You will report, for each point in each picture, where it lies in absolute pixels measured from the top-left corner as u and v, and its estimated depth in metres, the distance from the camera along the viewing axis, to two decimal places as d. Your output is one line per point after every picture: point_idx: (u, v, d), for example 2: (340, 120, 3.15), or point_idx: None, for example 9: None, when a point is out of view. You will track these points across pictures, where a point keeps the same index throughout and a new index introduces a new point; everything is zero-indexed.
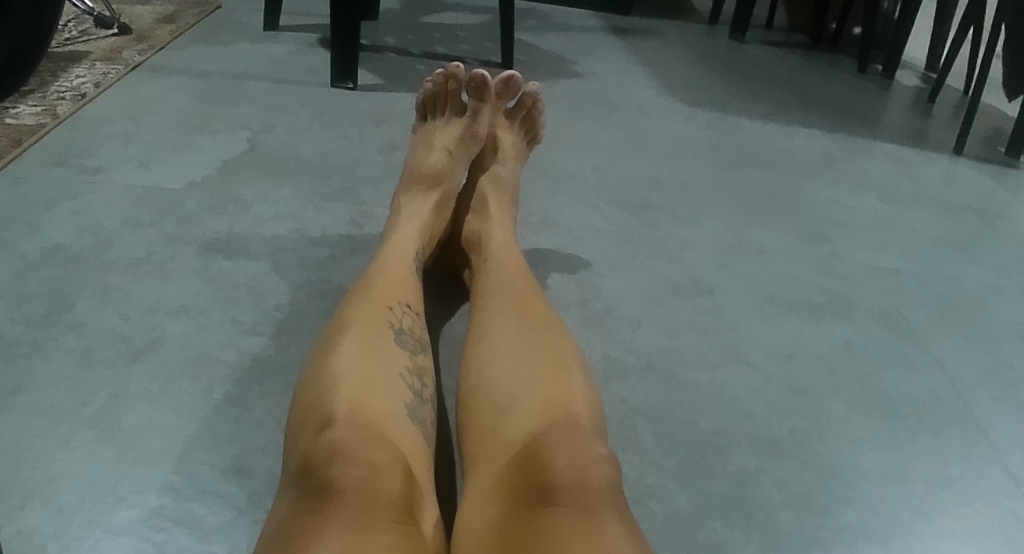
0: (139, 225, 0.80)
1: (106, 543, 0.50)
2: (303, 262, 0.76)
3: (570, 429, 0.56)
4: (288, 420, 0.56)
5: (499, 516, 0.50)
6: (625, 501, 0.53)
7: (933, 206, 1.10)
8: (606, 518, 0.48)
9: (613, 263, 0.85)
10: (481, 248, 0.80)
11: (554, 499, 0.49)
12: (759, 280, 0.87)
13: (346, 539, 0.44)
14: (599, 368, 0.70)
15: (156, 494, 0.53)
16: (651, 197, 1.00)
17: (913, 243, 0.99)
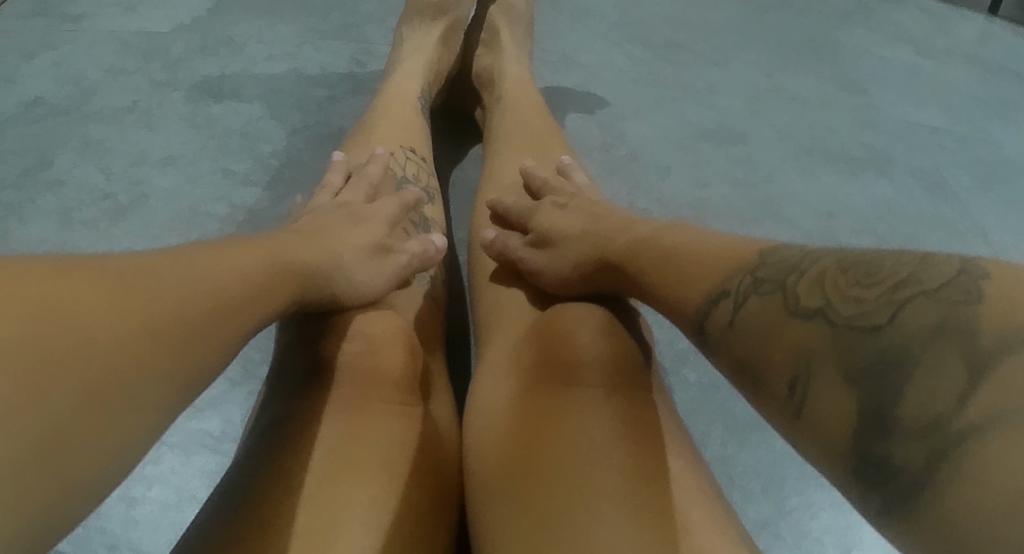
0: (123, 72, 0.76)
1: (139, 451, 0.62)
2: (301, 107, 0.73)
3: (587, 301, 0.56)
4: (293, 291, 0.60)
5: (519, 388, 0.52)
6: (646, 364, 0.55)
7: (997, 46, 0.97)
8: (619, 397, 0.50)
9: (638, 106, 0.79)
10: (493, 87, 0.74)
11: (578, 375, 0.51)
12: (794, 128, 0.80)
13: (345, 428, 0.50)
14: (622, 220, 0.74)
15: None
16: (683, 32, 0.89)
17: (962, 93, 0.88)
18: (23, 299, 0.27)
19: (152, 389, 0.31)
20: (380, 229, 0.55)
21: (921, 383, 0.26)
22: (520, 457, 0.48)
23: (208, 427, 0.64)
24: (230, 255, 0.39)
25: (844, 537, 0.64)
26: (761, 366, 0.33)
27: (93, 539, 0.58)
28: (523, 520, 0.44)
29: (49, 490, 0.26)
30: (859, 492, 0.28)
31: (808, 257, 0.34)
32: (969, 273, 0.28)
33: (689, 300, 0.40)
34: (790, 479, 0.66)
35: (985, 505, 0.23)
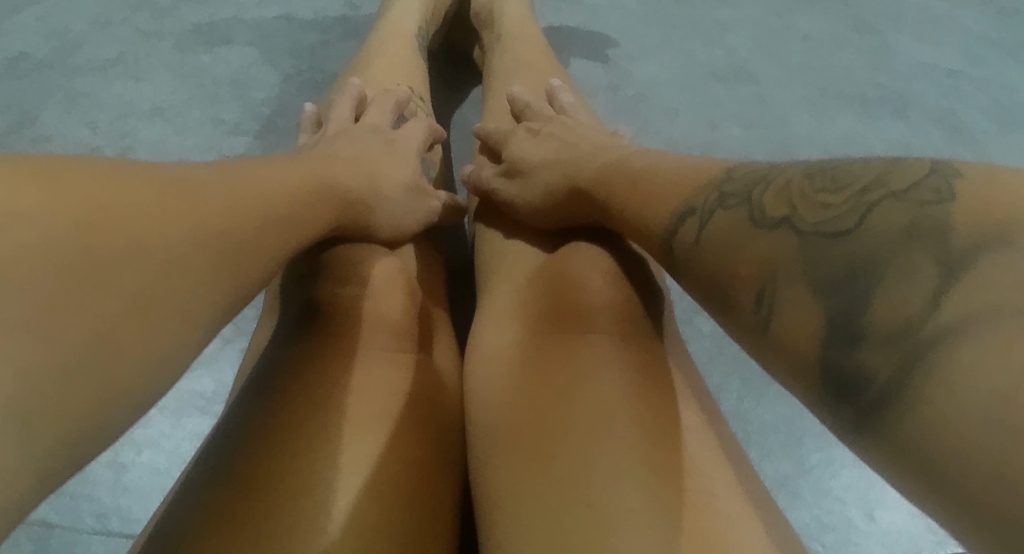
0: (109, 23, 0.73)
1: None
2: (293, 53, 0.72)
3: (599, 242, 0.55)
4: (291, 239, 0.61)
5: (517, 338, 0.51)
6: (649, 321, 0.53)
7: None
8: (643, 342, 0.49)
9: (645, 44, 0.76)
10: (492, 27, 0.72)
11: (589, 318, 0.50)
12: (810, 67, 0.77)
13: (340, 377, 0.49)
14: None
15: None
16: None
17: (975, 35, 0.83)
18: (79, 211, 0.28)
19: (199, 302, 0.31)
20: (414, 165, 0.58)
21: (891, 287, 0.26)
22: (518, 406, 0.47)
23: (200, 388, 0.63)
24: (273, 170, 0.41)
25: (867, 496, 0.63)
26: (728, 282, 0.33)
27: (82, 508, 0.58)
28: (527, 470, 0.43)
29: (99, 393, 0.27)
30: (831, 410, 0.27)
31: (774, 169, 0.35)
32: (940, 173, 0.28)
33: (656, 222, 0.41)
34: (810, 434, 0.65)
35: (970, 405, 0.22)
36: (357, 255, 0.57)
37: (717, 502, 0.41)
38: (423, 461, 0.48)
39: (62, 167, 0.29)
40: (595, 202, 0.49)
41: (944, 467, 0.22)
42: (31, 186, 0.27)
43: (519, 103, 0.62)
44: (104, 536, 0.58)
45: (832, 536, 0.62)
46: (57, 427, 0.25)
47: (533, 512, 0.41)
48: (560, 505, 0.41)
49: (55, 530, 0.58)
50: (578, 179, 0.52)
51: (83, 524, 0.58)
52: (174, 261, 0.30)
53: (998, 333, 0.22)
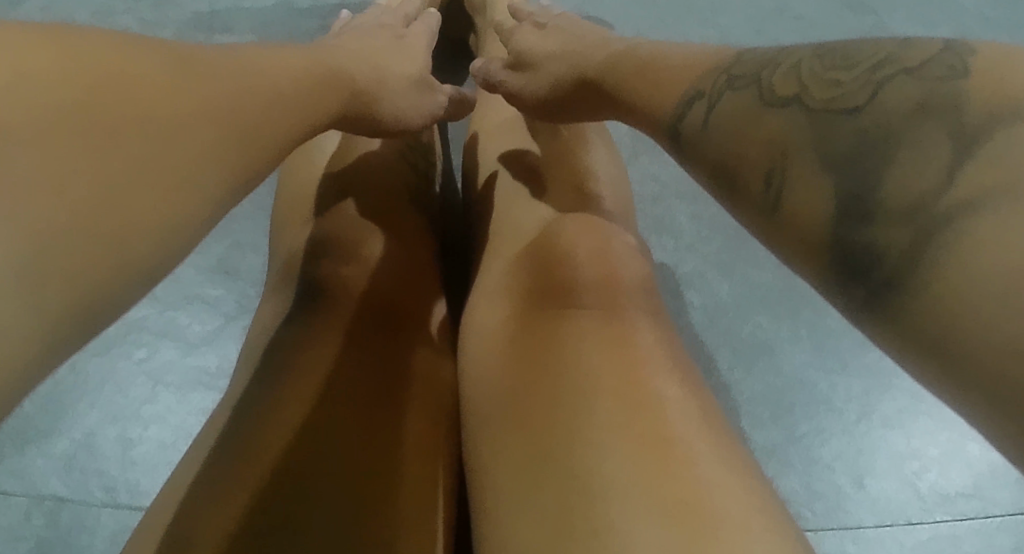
0: (112, 12, 0.74)
1: (126, 385, 0.62)
2: (294, 38, 0.73)
3: (588, 220, 0.57)
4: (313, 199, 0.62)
5: (511, 310, 0.52)
6: (643, 286, 0.54)
7: None
8: (633, 314, 0.50)
9: (639, 28, 0.78)
10: (489, 11, 0.75)
11: (574, 293, 0.50)
12: (802, 47, 0.79)
13: (344, 348, 0.50)
14: (628, 144, 0.75)
15: (167, 347, 0.64)
16: None
17: (974, 15, 0.82)
18: (89, 75, 0.30)
19: (206, 178, 0.33)
20: (418, 61, 0.60)
21: (906, 159, 0.27)
22: (519, 371, 0.47)
23: (204, 364, 0.63)
24: (274, 58, 0.43)
25: (856, 464, 0.64)
26: (737, 164, 0.34)
27: (92, 482, 0.59)
28: (524, 429, 0.44)
29: (113, 251, 0.28)
30: (843, 291, 0.28)
31: (783, 51, 0.36)
32: (952, 51, 0.28)
33: (667, 106, 0.42)
34: (796, 404, 0.66)
35: (983, 277, 0.23)
36: (350, 239, 0.58)
37: (699, 471, 0.39)
38: (433, 430, 0.49)
39: (72, 36, 0.30)
40: (606, 88, 0.50)
41: (952, 349, 0.23)
42: (43, 45, 0.28)
43: (524, 12, 0.65)
44: (113, 508, 0.58)
45: (821, 503, 0.62)
46: (72, 285, 0.26)
47: (529, 476, 0.41)
48: (555, 463, 0.41)
49: (65, 504, 0.58)
50: (582, 65, 0.54)
51: (94, 497, 0.58)
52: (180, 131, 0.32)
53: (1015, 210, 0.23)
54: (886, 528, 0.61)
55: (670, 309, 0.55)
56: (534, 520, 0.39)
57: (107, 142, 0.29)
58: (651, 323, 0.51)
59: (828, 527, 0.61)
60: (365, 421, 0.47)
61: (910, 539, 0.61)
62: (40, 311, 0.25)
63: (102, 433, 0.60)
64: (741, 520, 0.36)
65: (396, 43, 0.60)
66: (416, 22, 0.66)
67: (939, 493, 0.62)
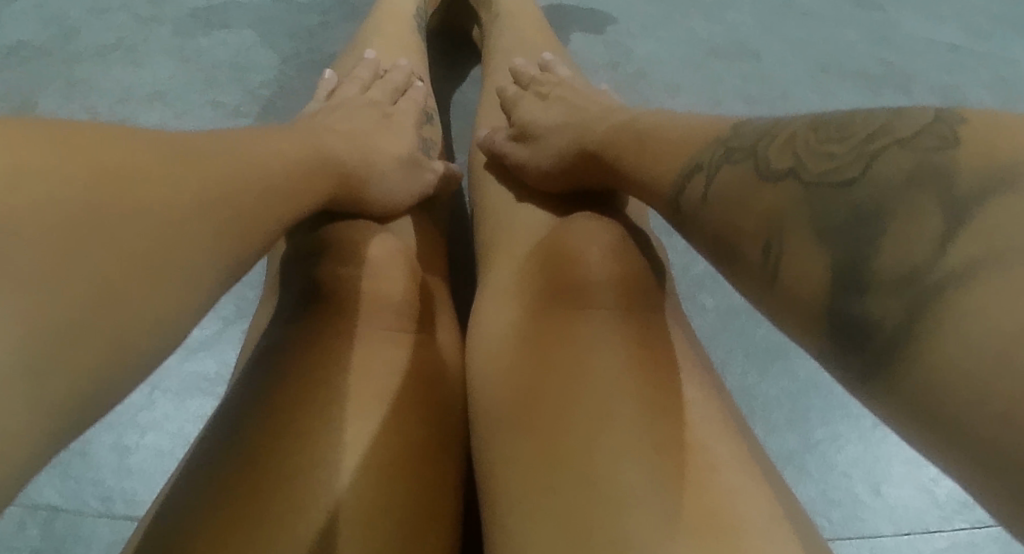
0: (107, 9, 0.72)
1: None
2: (292, 36, 0.72)
3: (590, 224, 0.55)
4: None
5: (521, 314, 0.51)
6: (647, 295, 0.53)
7: None
8: (644, 322, 0.49)
9: (645, 23, 0.77)
10: (491, 7, 0.73)
11: (596, 294, 0.49)
12: (811, 42, 0.77)
13: (345, 358, 0.49)
14: None
15: None
16: None
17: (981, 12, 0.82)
18: (85, 170, 0.29)
19: (208, 256, 0.33)
20: (407, 140, 0.58)
21: (899, 232, 0.26)
22: (522, 385, 0.46)
23: (202, 370, 0.63)
24: (271, 140, 0.42)
25: (873, 471, 0.63)
26: (735, 238, 0.33)
27: (86, 491, 0.58)
28: (529, 439, 0.43)
29: (109, 350, 0.28)
30: (841, 364, 0.27)
31: (780, 122, 0.35)
32: (944, 122, 0.28)
33: (667, 178, 0.41)
34: (815, 409, 0.65)
35: (983, 343, 0.22)
36: (350, 239, 0.57)
37: (721, 476, 0.39)
38: (432, 444, 0.48)
39: (67, 130, 0.30)
40: (607, 151, 0.48)
41: (952, 414, 0.22)
42: (36, 143, 0.28)
43: (525, 77, 0.64)
44: (109, 518, 0.58)
45: (838, 512, 0.62)
46: (68, 388, 0.26)
47: (536, 494, 0.40)
48: (563, 479, 0.40)
49: (60, 513, 0.58)
50: (585, 136, 0.53)
51: (89, 506, 0.58)
52: (179, 221, 0.31)
53: (1011, 276, 0.22)
54: (904, 537, 0.61)
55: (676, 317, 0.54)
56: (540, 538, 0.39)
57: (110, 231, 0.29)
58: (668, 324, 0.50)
59: (846, 536, 0.61)
60: (366, 433, 0.46)
61: (929, 548, 0.60)
62: (41, 413, 0.25)
63: (98, 441, 0.60)
64: (761, 528, 0.37)
65: (385, 122, 0.58)
66: (407, 94, 0.63)
67: (957, 500, 0.62)
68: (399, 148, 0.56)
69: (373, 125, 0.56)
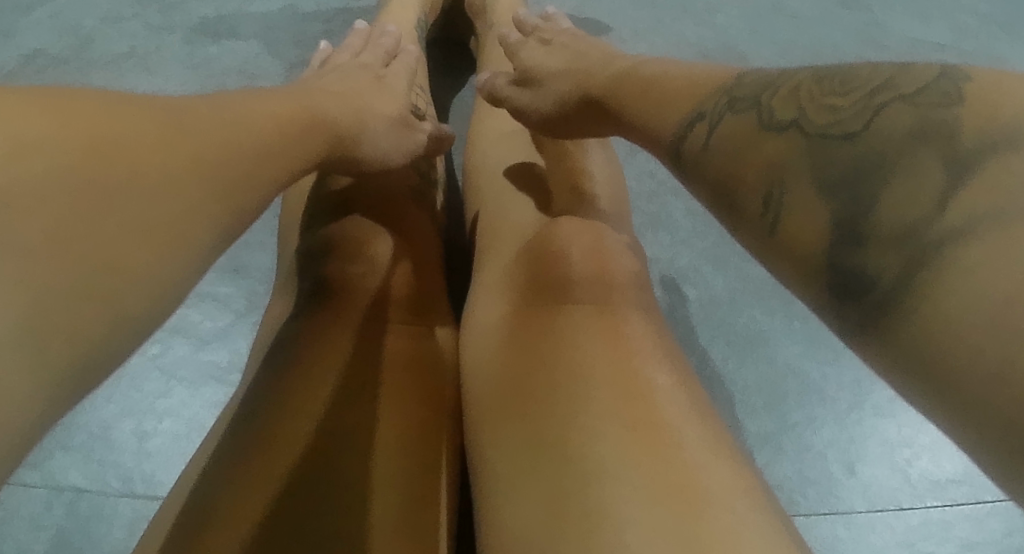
0: (120, 18, 0.75)
1: (141, 378, 0.63)
2: (298, 43, 0.75)
3: (588, 224, 0.58)
4: (309, 204, 0.63)
5: (508, 309, 0.53)
6: (636, 282, 0.55)
7: None
8: (629, 312, 0.51)
9: (637, 30, 0.79)
10: (489, 15, 0.76)
11: (573, 291, 0.51)
12: (798, 46, 0.80)
13: (355, 348, 0.51)
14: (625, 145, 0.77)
15: (179, 343, 0.64)
16: None
17: (969, 10, 0.83)
18: (82, 141, 0.30)
19: (201, 230, 0.34)
20: (400, 101, 0.60)
21: (899, 183, 0.28)
22: (518, 366, 0.48)
23: (216, 359, 0.64)
24: (262, 104, 0.43)
25: (848, 451, 0.65)
26: (735, 183, 0.35)
27: (109, 473, 0.59)
28: (517, 423, 0.45)
29: (112, 314, 0.29)
30: (835, 309, 0.29)
31: (783, 74, 0.37)
32: (948, 77, 0.30)
33: (669, 122, 0.43)
34: (791, 395, 0.67)
35: (983, 302, 0.23)
36: (356, 239, 0.59)
37: (687, 451, 0.40)
38: (436, 428, 0.50)
39: (64, 101, 0.31)
40: (607, 98, 0.51)
41: (950, 375, 0.24)
42: (33, 112, 0.29)
43: (529, 25, 0.67)
44: (131, 497, 0.59)
45: (813, 489, 0.63)
46: (74, 348, 0.27)
47: (524, 470, 0.42)
48: (551, 453, 0.41)
49: (84, 494, 0.58)
50: (588, 84, 0.55)
51: (111, 487, 0.59)
52: (171, 187, 0.33)
53: (1005, 236, 0.24)
54: (877, 513, 0.62)
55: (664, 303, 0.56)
56: (523, 518, 0.40)
57: (102, 202, 0.30)
58: (642, 318, 0.51)
59: (820, 512, 0.62)
60: (376, 418, 0.47)
61: (901, 524, 0.62)
62: (46, 372, 0.26)
63: (118, 426, 0.61)
64: (726, 499, 0.38)
65: (377, 84, 0.60)
66: (398, 58, 0.66)
67: (929, 480, 0.63)
68: (390, 110, 0.58)
69: (366, 86, 0.58)
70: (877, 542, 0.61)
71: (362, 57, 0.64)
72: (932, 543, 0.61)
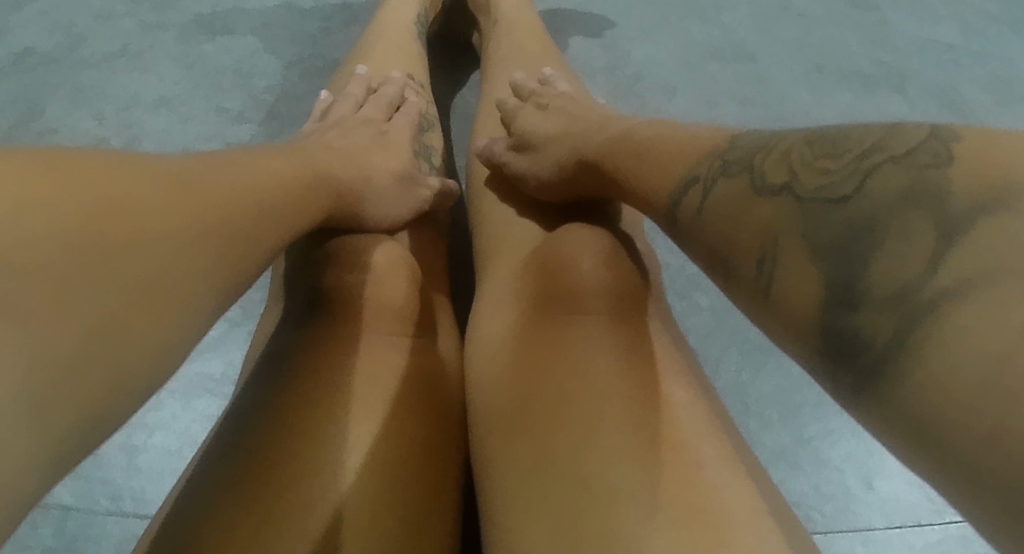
0: (112, 15, 0.74)
1: None
2: (295, 41, 0.73)
3: (588, 233, 0.56)
4: None
5: (519, 318, 0.52)
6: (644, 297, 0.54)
7: None
8: (639, 329, 0.50)
9: (642, 26, 0.78)
10: (490, 12, 0.74)
11: (583, 304, 0.50)
12: (807, 44, 0.78)
13: (350, 362, 0.50)
14: None
15: None
16: None
17: (975, 8, 0.82)
18: (80, 197, 0.30)
19: (202, 288, 0.34)
20: (404, 157, 0.59)
21: (892, 248, 0.27)
22: (519, 389, 0.47)
23: (209, 370, 0.65)
24: (268, 160, 0.43)
25: (866, 466, 0.65)
26: (728, 252, 0.34)
27: (97, 490, 0.60)
28: (524, 440, 0.45)
29: (111, 379, 0.29)
30: (829, 373, 0.29)
31: (777, 137, 0.36)
32: (938, 137, 0.29)
33: (663, 190, 0.42)
34: (808, 405, 0.67)
35: (971, 367, 0.23)
36: (354, 245, 0.58)
37: (708, 473, 0.40)
38: (432, 446, 0.50)
39: (66, 161, 0.31)
40: (606, 161, 0.49)
41: (944, 440, 0.23)
42: (33, 172, 0.29)
43: (525, 88, 0.64)
44: (118, 517, 0.59)
45: (830, 506, 0.63)
46: (69, 416, 0.27)
47: (535, 496, 0.42)
48: (555, 481, 0.41)
49: (71, 512, 0.59)
50: (585, 147, 0.54)
51: (99, 505, 0.60)
52: (178, 249, 0.32)
53: (996, 297, 0.23)
54: (895, 529, 0.62)
55: (665, 321, 0.55)
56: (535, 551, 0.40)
57: (100, 259, 0.29)
58: (659, 328, 0.52)
59: (837, 529, 0.62)
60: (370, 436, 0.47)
61: (920, 541, 0.62)
62: (39, 441, 0.26)
63: (107, 442, 0.62)
64: (749, 523, 0.38)
65: (380, 138, 0.58)
66: (401, 109, 0.63)
67: None
68: (392, 164, 0.56)
69: (369, 142, 0.56)
70: None
71: (364, 111, 0.61)
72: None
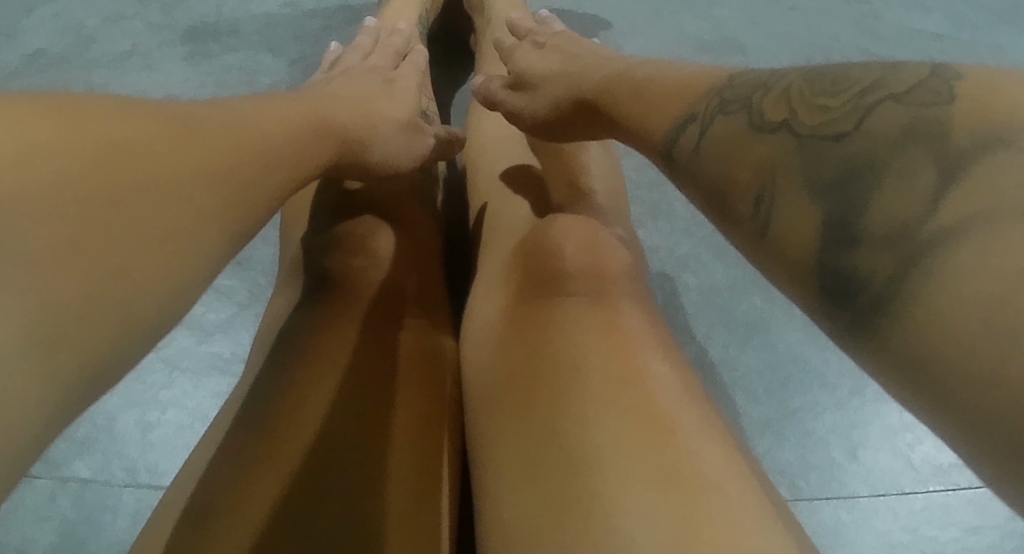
0: (122, 17, 0.76)
1: (145, 372, 0.65)
2: (298, 39, 0.76)
3: (584, 224, 0.58)
4: (315, 203, 0.63)
5: (508, 301, 0.54)
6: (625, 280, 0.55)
7: None
8: (623, 304, 0.51)
9: (634, 21, 0.80)
10: (487, 10, 0.77)
11: (561, 285, 0.52)
12: (796, 36, 0.80)
13: (356, 340, 0.51)
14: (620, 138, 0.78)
15: (184, 334, 0.66)
16: None
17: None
18: (88, 142, 0.31)
19: (210, 235, 0.35)
20: (407, 104, 0.61)
21: (891, 186, 0.28)
22: (511, 363, 0.48)
23: (218, 350, 0.66)
24: (272, 106, 0.45)
25: (850, 437, 0.65)
26: (726, 186, 0.36)
27: (114, 463, 0.61)
28: (517, 417, 0.45)
29: (117, 325, 0.30)
30: (828, 314, 0.30)
31: (774, 76, 0.37)
32: (939, 77, 0.30)
33: (659, 129, 0.43)
34: (794, 380, 0.68)
35: (974, 293, 0.24)
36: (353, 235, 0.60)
37: (696, 443, 0.40)
38: (438, 420, 0.50)
39: (78, 112, 0.32)
40: (607, 104, 0.51)
41: (938, 368, 0.24)
42: (42, 119, 0.30)
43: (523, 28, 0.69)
44: (135, 487, 0.60)
45: (815, 475, 0.64)
46: (82, 359, 0.28)
47: (524, 469, 0.42)
48: (554, 456, 0.41)
49: (89, 484, 0.60)
50: (580, 86, 0.56)
51: (115, 477, 0.60)
52: (185, 192, 0.34)
53: (992, 234, 0.24)
54: (879, 498, 0.63)
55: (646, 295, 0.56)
56: (522, 520, 0.39)
57: (114, 207, 0.31)
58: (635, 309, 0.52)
59: (822, 497, 0.63)
60: (377, 406, 0.48)
61: (903, 508, 0.62)
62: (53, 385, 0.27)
63: (122, 419, 0.63)
64: (723, 478, 0.38)
65: (387, 85, 0.61)
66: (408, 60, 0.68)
67: (933, 464, 0.63)
68: (398, 114, 0.58)
69: (374, 90, 0.59)
70: (880, 526, 0.62)
71: (372, 60, 0.66)
72: (935, 527, 0.61)
